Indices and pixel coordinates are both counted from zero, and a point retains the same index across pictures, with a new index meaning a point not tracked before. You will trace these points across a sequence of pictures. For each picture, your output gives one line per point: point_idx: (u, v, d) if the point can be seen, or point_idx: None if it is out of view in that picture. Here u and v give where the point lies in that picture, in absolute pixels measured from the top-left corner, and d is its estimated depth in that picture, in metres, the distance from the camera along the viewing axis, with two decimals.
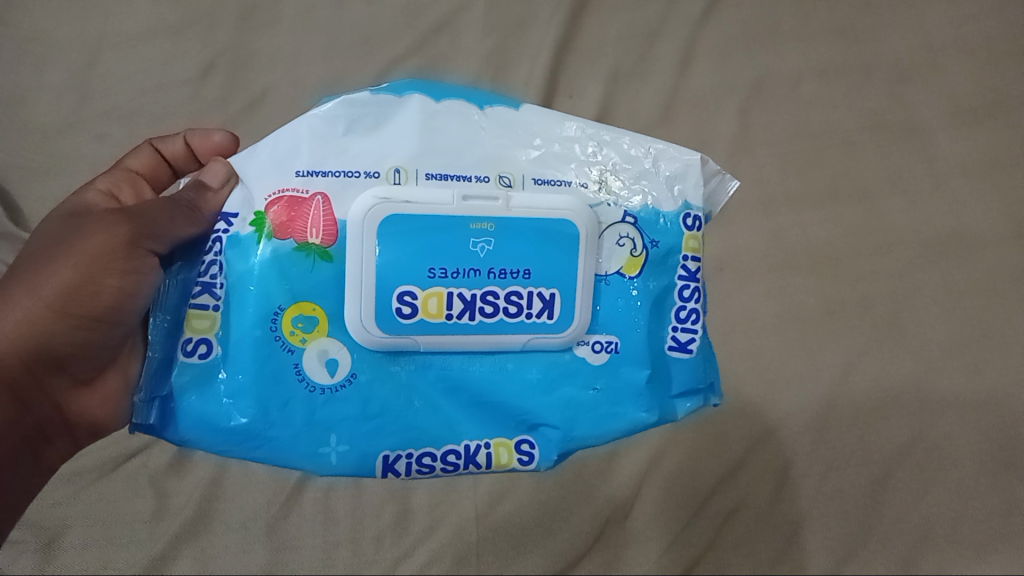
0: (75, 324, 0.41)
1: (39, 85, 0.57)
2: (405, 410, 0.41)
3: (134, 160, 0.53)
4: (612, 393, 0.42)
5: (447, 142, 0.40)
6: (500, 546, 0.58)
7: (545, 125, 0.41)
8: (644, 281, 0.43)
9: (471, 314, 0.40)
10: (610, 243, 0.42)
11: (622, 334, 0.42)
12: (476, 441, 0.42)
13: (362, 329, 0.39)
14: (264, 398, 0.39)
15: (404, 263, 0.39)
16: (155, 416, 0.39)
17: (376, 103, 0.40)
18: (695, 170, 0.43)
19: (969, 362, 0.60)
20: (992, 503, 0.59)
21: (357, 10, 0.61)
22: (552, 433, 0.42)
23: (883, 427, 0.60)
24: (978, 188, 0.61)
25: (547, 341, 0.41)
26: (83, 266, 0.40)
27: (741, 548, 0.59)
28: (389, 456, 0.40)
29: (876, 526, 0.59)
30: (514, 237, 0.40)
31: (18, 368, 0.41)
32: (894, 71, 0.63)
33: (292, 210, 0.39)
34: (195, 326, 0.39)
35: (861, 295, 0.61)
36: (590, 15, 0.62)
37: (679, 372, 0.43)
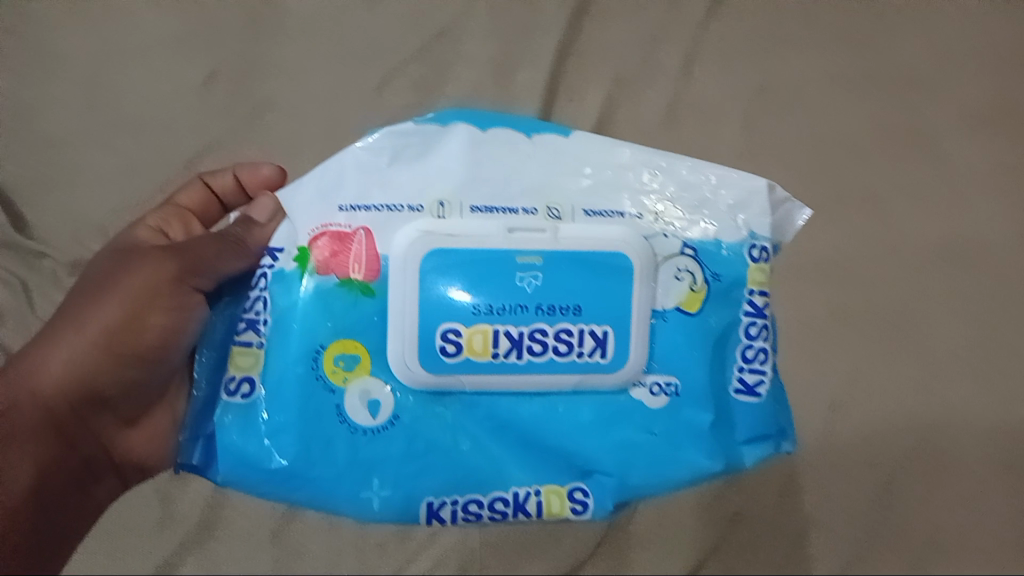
0: (116, 364, 0.48)
1: (46, 95, 0.59)
2: (448, 448, 0.51)
3: (185, 195, 0.60)
4: (669, 430, 0.52)
5: (489, 175, 0.50)
6: (505, 552, 0.60)
7: (590, 156, 0.52)
8: (704, 317, 0.52)
9: (518, 352, 0.50)
10: (670, 278, 0.52)
11: (680, 374, 0.52)
12: (527, 489, 0.51)
13: (408, 369, 0.49)
14: (305, 437, 0.49)
15: (446, 305, 0.49)
16: (198, 455, 0.49)
17: (421, 134, 0.50)
18: (760, 200, 0.53)
19: (976, 367, 0.60)
20: (1002, 507, 0.60)
21: (363, 16, 0.60)
22: (606, 479, 0.51)
23: (889, 432, 0.60)
24: (986, 192, 0.62)
25: (604, 379, 0.51)
26: (128, 303, 0.47)
27: (744, 554, 0.60)
28: (434, 503, 0.51)
29: (884, 533, 0.60)
30: (561, 268, 0.50)
31: (62, 406, 0.48)
32: (903, 79, 0.63)
33: (337, 245, 0.49)
34: (239, 365, 0.49)
35: (867, 300, 0.61)
36: (594, 18, 0.62)
37: (744, 418, 0.53)
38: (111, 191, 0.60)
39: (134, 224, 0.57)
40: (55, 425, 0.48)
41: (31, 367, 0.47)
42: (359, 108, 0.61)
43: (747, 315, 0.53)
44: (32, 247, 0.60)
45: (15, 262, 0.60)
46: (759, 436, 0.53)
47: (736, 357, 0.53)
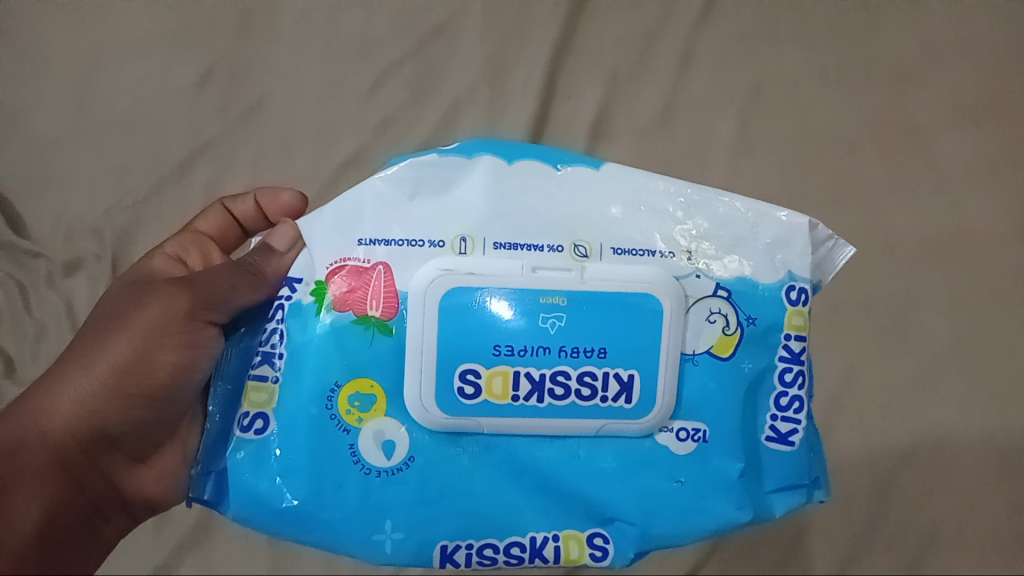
0: (127, 402, 0.44)
1: (38, 98, 0.57)
2: (463, 490, 0.43)
3: (204, 222, 0.57)
4: (698, 483, 0.43)
5: (516, 210, 0.43)
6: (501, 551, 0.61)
7: (623, 187, 0.44)
8: (739, 360, 0.44)
9: (540, 395, 0.42)
10: (701, 320, 0.44)
11: (710, 423, 0.44)
12: (544, 533, 0.44)
13: (423, 410, 0.42)
14: (317, 476, 0.42)
15: (460, 344, 0.41)
16: (209, 492, 0.43)
17: (441, 168, 0.44)
18: (803, 239, 0.44)
19: (969, 362, 0.61)
20: (996, 504, 0.59)
21: (355, 14, 0.58)
22: (628, 528, 0.44)
23: (884, 425, 0.61)
24: (979, 187, 0.62)
25: (625, 425, 0.43)
26: (137, 342, 0.44)
27: (742, 554, 0.62)
28: (446, 546, 0.43)
29: (880, 529, 0.61)
30: (587, 307, 0.42)
31: (72, 448, 0.44)
32: (893, 71, 0.62)
33: (355, 279, 0.42)
34: (253, 401, 0.43)
35: (862, 295, 0.62)
36: (591, 15, 0.61)
37: (780, 464, 0.44)
38: (105, 192, 0.59)
39: (151, 252, 0.52)
40: (60, 468, 0.44)
41: (41, 408, 0.44)
42: (354, 109, 0.60)
43: (781, 361, 0.44)
44: (27, 248, 0.59)
45: (6, 261, 0.58)
46: (792, 487, 0.45)
47: (769, 404, 0.45)
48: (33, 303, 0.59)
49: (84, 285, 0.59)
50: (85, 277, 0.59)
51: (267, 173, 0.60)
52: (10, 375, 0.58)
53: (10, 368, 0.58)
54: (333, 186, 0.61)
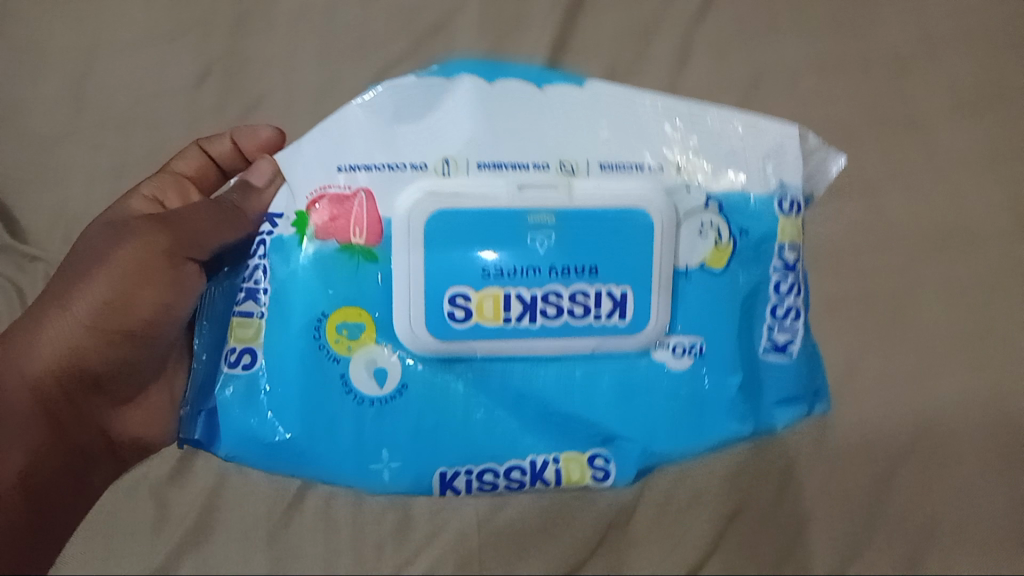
0: (106, 343, 0.47)
1: (35, 96, 0.58)
2: (462, 423, 0.50)
3: (181, 163, 0.59)
4: (695, 393, 0.51)
5: (505, 135, 0.48)
6: (504, 551, 0.59)
7: (610, 105, 0.49)
8: (733, 272, 0.51)
9: (526, 315, 0.49)
10: (694, 234, 0.50)
11: (705, 336, 0.51)
12: (544, 458, 0.51)
13: (411, 333, 0.48)
14: (308, 417, 0.49)
15: (455, 271, 0.48)
16: (201, 432, 0.50)
17: (421, 91, 0.49)
18: (794, 145, 0.51)
19: (972, 359, 0.58)
20: (997, 501, 0.59)
21: (351, 12, 0.59)
22: (628, 445, 0.51)
23: (886, 425, 0.59)
24: (978, 179, 0.58)
25: (623, 340, 0.50)
26: (116, 281, 0.46)
27: (743, 549, 0.60)
28: (446, 473, 0.50)
29: (881, 527, 0.60)
30: (575, 235, 0.48)
31: (53, 388, 0.47)
32: (893, 64, 0.58)
33: (337, 206, 0.48)
34: (238, 337, 0.50)
35: (862, 292, 0.59)
36: (586, 14, 0.59)
37: (773, 378, 0.52)
38: (103, 192, 0.60)
39: (129, 193, 0.56)
40: (46, 416, 0.47)
41: (19, 353, 0.47)
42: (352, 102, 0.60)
43: (776, 272, 0.51)
44: (24, 252, 0.60)
45: (7, 265, 0.60)
46: (789, 399, 0.53)
47: (766, 315, 0.52)
48: (28, 303, 0.60)
49: None
50: None
51: None
52: None
53: None
54: None
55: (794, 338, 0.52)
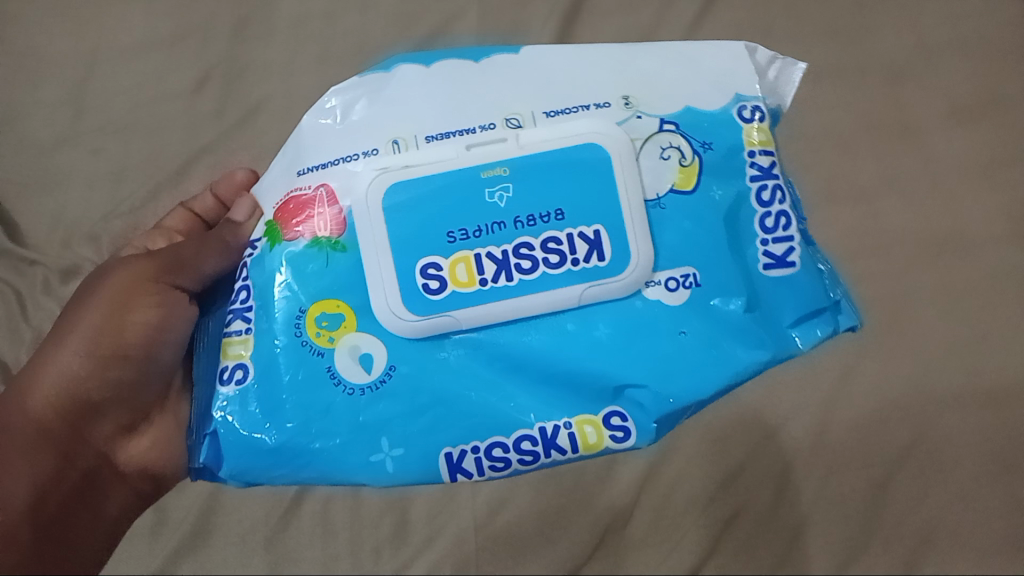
0: (103, 369, 0.49)
1: (35, 101, 0.59)
2: (456, 396, 0.45)
3: (171, 220, 0.60)
4: (700, 326, 0.44)
5: (443, 104, 0.45)
6: (500, 556, 0.58)
7: (548, 60, 0.46)
8: (707, 188, 0.45)
9: (498, 273, 0.44)
10: (656, 160, 0.45)
11: (699, 265, 0.44)
12: (551, 423, 0.45)
13: (391, 314, 0.43)
14: (302, 406, 0.45)
15: (422, 238, 0.43)
16: (205, 454, 0.45)
17: (364, 85, 0.45)
18: (744, 62, 0.46)
19: (966, 364, 0.56)
20: (995, 504, 0.56)
21: (350, 19, 0.60)
22: (640, 392, 0.44)
23: (880, 429, 0.57)
24: (973, 187, 0.58)
25: (607, 284, 0.44)
26: (106, 309, 0.49)
27: (740, 556, 0.59)
28: (452, 454, 0.45)
29: (877, 531, 0.58)
30: (535, 179, 0.44)
31: (53, 417, 0.49)
32: (888, 72, 0.59)
33: (303, 208, 0.45)
34: (230, 354, 0.46)
35: (860, 295, 0.57)
36: (584, 19, 0.60)
37: (786, 291, 0.45)
38: (102, 197, 0.60)
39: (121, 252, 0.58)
40: (50, 445, 0.50)
41: (25, 389, 0.49)
42: None
43: (754, 180, 0.45)
44: (24, 256, 0.59)
45: (6, 269, 0.59)
46: (811, 314, 0.45)
47: (755, 230, 0.45)
48: (29, 309, 0.59)
49: None
50: None
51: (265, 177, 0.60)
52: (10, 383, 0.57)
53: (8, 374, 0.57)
54: None
55: (794, 246, 0.45)
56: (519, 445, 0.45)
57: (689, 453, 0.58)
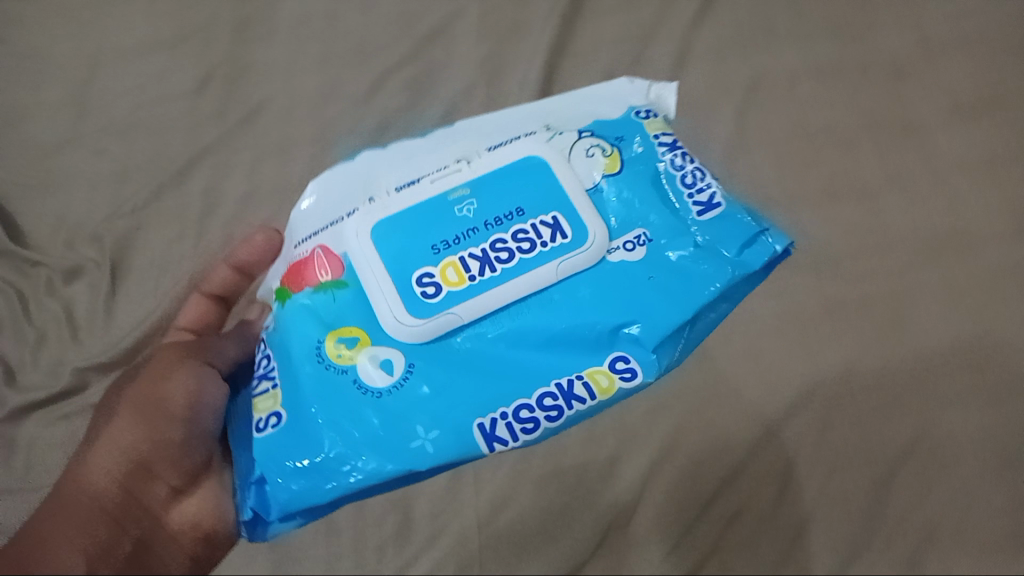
0: (154, 426, 0.49)
1: (39, 101, 0.60)
2: (483, 371, 0.46)
3: (184, 314, 0.59)
4: (664, 270, 0.46)
5: (407, 165, 0.51)
6: (503, 555, 0.53)
7: (480, 125, 0.53)
8: (631, 169, 0.49)
9: (482, 267, 0.47)
10: (584, 158, 0.49)
11: (642, 224, 0.48)
12: (565, 376, 0.46)
13: (396, 320, 0.46)
14: (333, 420, 0.46)
15: (411, 258, 0.47)
16: (252, 501, 0.46)
17: (327, 178, 0.51)
18: (631, 87, 0.54)
19: (970, 365, 0.50)
20: (997, 500, 0.51)
21: (352, 19, 0.61)
22: (631, 335, 0.46)
23: (882, 427, 0.51)
24: (975, 184, 0.55)
25: (574, 256, 0.47)
26: (148, 382, 0.51)
27: (743, 550, 0.54)
28: (484, 424, 0.46)
29: (881, 526, 0.53)
30: (493, 187, 0.48)
31: (113, 482, 0.48)
32: (890, 68, 0.58)
33: (299, 268, 0.49)
34: (263, 406, 0.48)
35: (861, 296, 0.52)
36: (585, 18, 0.61)
37: (729, 222, 0.47)
38: (104, 197, 0.59)
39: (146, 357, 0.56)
40: (107, 516, 0.47)
41: (83, 462, 0.48)
42: (349, 107, 0.60)
43: (667, 146, 0.50)
44: (27, 257, 0.58)
45: (8, 270, 0.58)
46: (753, 241, 0.47)
47: (679, 188, 0.49)
48: (32, 308, 0.58)
49: (84, 292, 0.58)
50: (85, 283, 0.58)
51: (265, 178, 0.60)
52: (11, 383, 0.56)
53: (11, 375, 0.57)
54: None
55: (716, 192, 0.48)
56: (542, 404, 0.46)
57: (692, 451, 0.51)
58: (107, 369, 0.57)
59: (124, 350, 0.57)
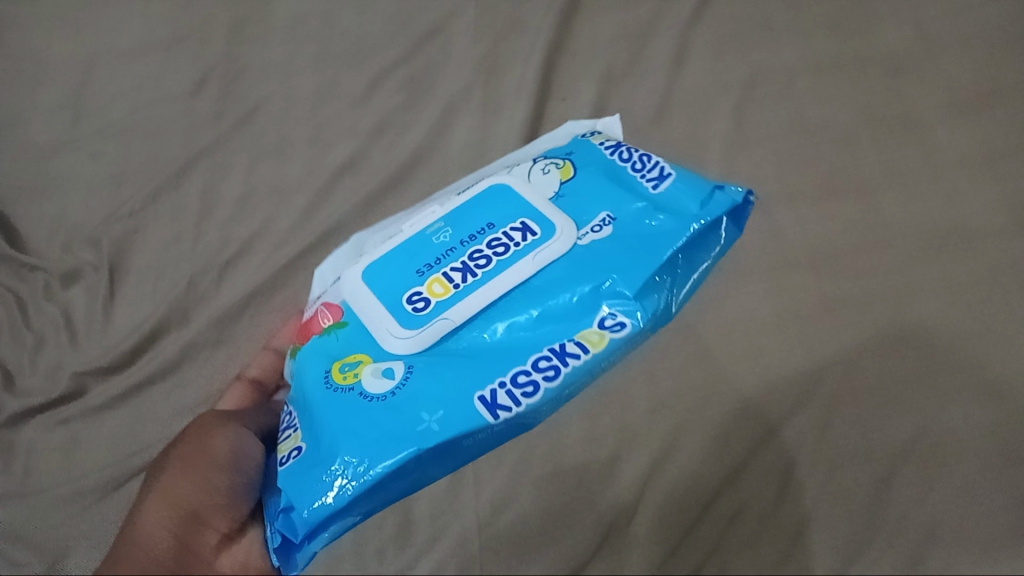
0: (206, 476, 0.45)
1: (34, 104, 0.61)
2: (487, 356, 0.45)
3: (225, 402, 0.53)
4: (633, 239, 0.48)
5: (392, 226, 0.54)
6: (503, 558, 0.49)
7: (455, 186, 0.57)
8: (584, 172, 0.52)
9: (464, 274, 0.48)
10: (541, 175, 0.52)
11: (608, 207, 0.49)
12: (558, 341, 0.45)
13: (391, 335, 0.47)
14: (347, 427, 0.44)
15: (399, 284, 0.48)
16: (281, 523, 0.43)
17: (327, 260, 0.55)
18: (581, 126, 0.58)
19: (971, 359, 0.49)
20: (999, 499, 0.46)
21: (348, 19, 0.62)
22: (617, 291, 0.46)
23: (882, 423, 0.48)
24: (974, 179, 0.54)
25: (548, 246, 0.48)
26: (184, 444, 0.47)
27: (744, 552, 0.48)
28: (485, 397, 0.43)
29: (881, 525, 0.47)
30: (465, 216, 0.51)
31: (166, 533, 0.43)
32: (888, 64, 0.59)
33: (307, 326, 0.51)
34: (286, 445, 0.46)
35: (861, 291, 0.51)
36: (581, 16, 0.63)
37: (678, 186, 0.49)
38: (101, 200, 0.59)
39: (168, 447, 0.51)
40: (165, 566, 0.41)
41: (131, 523, 0.44)
42: (347, 109, 0.61)
43: (612, 149, 0.53)
44: (25, 262, 0.58)
45: (6, 275, 0.58)
46: (709, 193, 0.49)
47: (632, 174, 0.51)
48: (31, 313, 0.57)
49: (82, 296, 0.57)
50: (83, 288, 0.57)
51: (262, 178, 0.59)
52: (9, 388, 0.55)
53: (10, 379, 0.55)
54: (327, 193, 0.59)
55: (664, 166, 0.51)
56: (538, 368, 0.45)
57: (689, 449, 0.49)
58: (109, 373, 0.55)
59: (125, 352, 0.55)
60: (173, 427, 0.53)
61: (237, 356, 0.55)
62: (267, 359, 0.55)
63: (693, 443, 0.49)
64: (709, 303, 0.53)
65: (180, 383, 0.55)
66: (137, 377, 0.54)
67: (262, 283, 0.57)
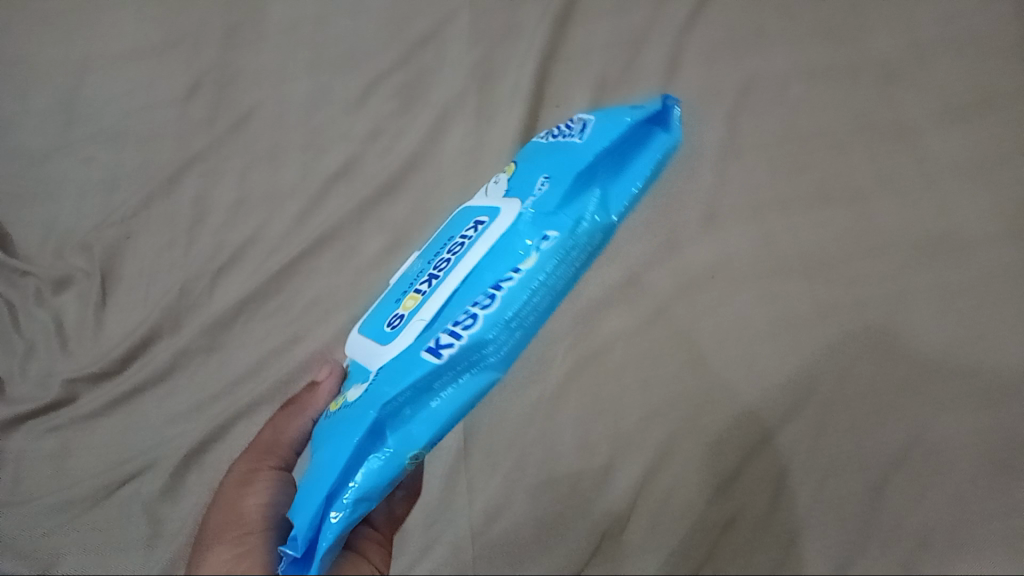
0: (236, 534, 0.38)
1: (26, 110, 0.60)
2: (435, 318, 0.36)
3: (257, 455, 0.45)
4: (559, 171, 0.38)
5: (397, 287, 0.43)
6: (497, 565, 0.49)
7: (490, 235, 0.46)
8: (528, 151, 0.43)
9: (430, 280, 0.38)
10: (497, 185, 0.42)
11: (546, 165, 0.39)
12: (503, 274, 0.35)
13: (372, 361, 0.38)
14: (329, 440, 0.36)
15: (377, 326, 0.40)
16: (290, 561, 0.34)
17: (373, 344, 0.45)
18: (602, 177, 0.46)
19: (964, 367, 0.49)
20: (990, 506, 0.46)
21: (342, 25, 0.62)
22: (552, 216, 0.36)
23: (875, 430, 0.48)
24: (967, 187, 0.54)
25: (493, 222, 0.38)
26: (216, 519, 0.40)
27: (738, 560, 0.48)
28: (431, 344, 0.34)
29: (873, 533, 0.47)
30: (440, 244, 0.42)
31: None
32: (881, 71, 0.59)
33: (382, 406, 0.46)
34: None
35: (855, 299, 0.51)
36: (576, 24, 0.62)
37: (607, 122, 0.39)
38: (94, 206, 0.59)
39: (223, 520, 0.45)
40: None
41: None
42: (341, 114, 0.60)
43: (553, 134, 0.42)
44: (17, 266, 0.58)
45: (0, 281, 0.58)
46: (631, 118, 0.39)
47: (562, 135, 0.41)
48: (21, 321, 0.57)
49: (74, 302, 0.57)
50: (75, 293, 0.57)
51: (256, 184, 0.59)
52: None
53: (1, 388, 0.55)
54: (320, 199, 0.59)
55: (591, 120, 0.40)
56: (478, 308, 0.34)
57: (681, 457, 0.49)
58: (100, 380, 0.55)
59: (114, 358, 0.55)
60: (165, 434, 0.53)
61: (230, 364, 0.55)
62: (257, 366, 0.55)
63: (687, 450, 0.49)
64: (700, 310, 0.53)
65: (172, 390, 0.55)
66: (127, 384, 0.54)
67: (253, 291, 0.56)
